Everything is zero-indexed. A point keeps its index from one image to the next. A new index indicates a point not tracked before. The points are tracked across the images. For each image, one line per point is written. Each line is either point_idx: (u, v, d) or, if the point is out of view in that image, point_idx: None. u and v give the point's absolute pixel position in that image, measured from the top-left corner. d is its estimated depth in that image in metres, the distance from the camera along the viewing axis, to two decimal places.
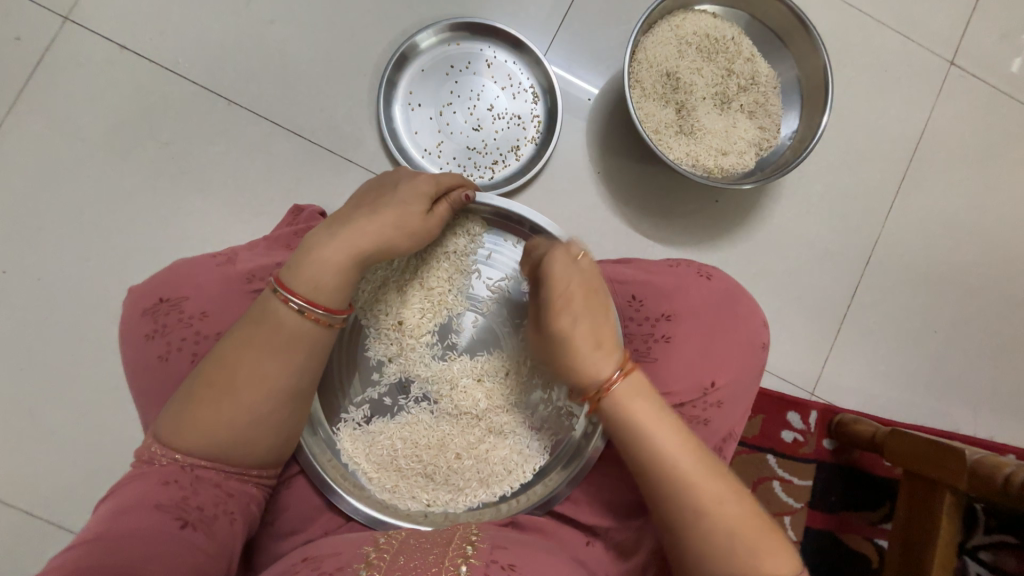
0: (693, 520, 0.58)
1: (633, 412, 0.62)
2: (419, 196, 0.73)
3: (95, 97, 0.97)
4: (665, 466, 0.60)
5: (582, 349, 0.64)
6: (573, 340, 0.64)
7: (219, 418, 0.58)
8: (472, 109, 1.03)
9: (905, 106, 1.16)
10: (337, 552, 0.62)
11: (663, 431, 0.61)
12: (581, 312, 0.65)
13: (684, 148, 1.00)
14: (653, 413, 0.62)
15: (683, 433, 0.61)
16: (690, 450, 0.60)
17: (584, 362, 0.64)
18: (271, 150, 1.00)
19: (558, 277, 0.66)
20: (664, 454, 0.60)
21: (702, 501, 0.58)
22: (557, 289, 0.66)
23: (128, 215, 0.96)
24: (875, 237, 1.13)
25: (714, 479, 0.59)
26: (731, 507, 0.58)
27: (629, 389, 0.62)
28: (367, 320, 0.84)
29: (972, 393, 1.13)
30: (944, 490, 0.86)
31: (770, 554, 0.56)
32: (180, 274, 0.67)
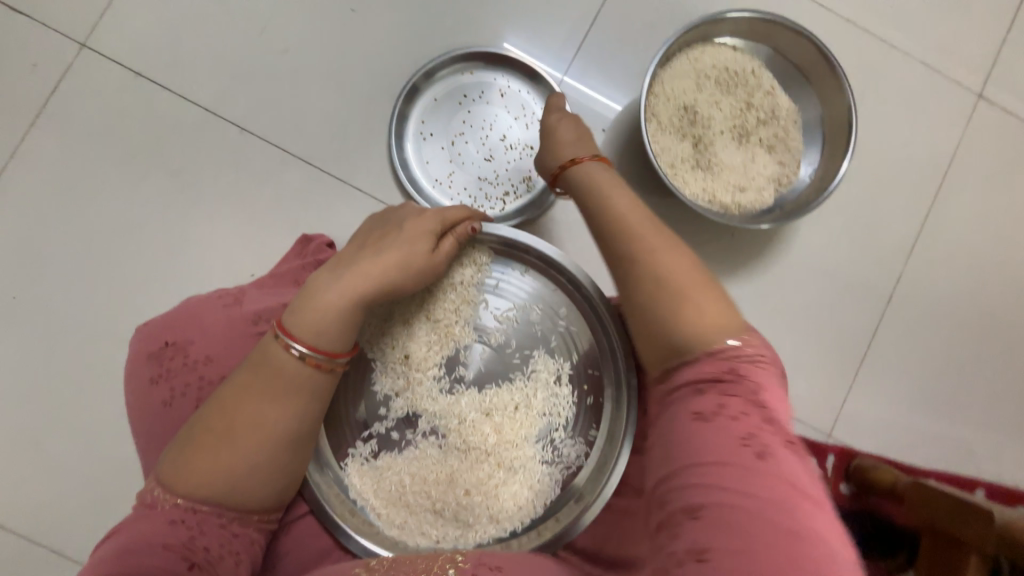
0: (636, 255, 0.55)
1: (594, 181, 0.66)
2: (423, 234, 0.67)
3: (109, 124, 0.98)
4: (614, 213, 0.60)
5: (565, 139, 0.75)
6: (561, 132, 0.77)
7: (218, 465, 0.55)
8: (484, 139, 1.02)
9: (930, 139, 1.13)
10: (333, 570, 0.57)
11: (620, 196, 0.62)
12: (572, 123, 0.78)
13: (700, 183, 0.97)
14: (618, 187, 0.64)
15: (642, 208, 0.61)
16: (646, 216, 0.59)
17: (565, 151, 0.74)
18: (281, 179, 0.99)
19: (553, 120, 0.80)
20: (617, 207, 0.61)
21: (646, 245, 0.56)
22: (553, 122, 0.79)
23: (137, 242, 0.96)
24: (896, 274, 1.10)
25: (663, 241, 0.56)
26: (676, 266, 0.53)
27: (596, 166, 0.70)
28: (374, 352, 0.78)
29: (998, 438, 1.08)
30: (970, 553, 0.80)
31: (716, 322, 0.49)
32: (186, 317, 0.67)
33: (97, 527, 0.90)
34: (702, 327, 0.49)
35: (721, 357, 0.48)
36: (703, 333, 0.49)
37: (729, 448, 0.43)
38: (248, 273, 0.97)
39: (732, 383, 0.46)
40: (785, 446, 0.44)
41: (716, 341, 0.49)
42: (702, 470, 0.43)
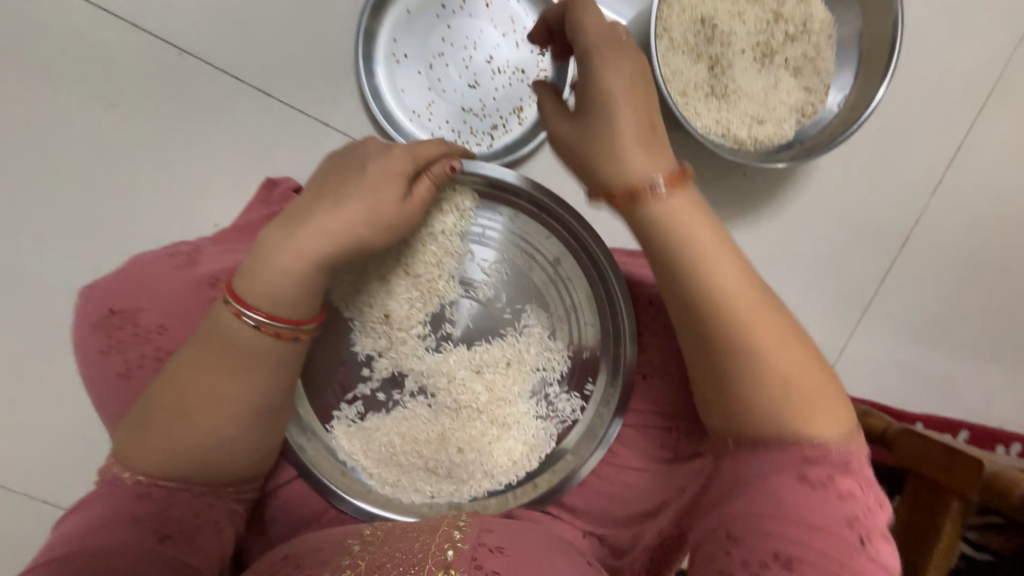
0: (746, 357, 0.51)
1: (685, 227, 0.53)
2: (392, 178, 0.56)
3: (32, 46, 0.85)
4: (712, 285, 0.52)
5: (626, 136, 0.53)
6: (619, 120, 0.53)
7: (181, 443, 0.53)
8: (468, 61, 0.90)
9: (975, 59, 0.99)
10: (317, 548, 0.53)
11: (715, 257, 0.52)
12: (631, 102, 0.53)
13: (713, 115, 0.86)
14: (706, 236, 0.53)
15: (741, 264, 0.53)
16: (751, 288, 0.52)
17: (626, 150, 0.53)
18: (238, 113, 0.90)
19: (607, 92, 0.53)
20: (722, 281, 0.52)
21: (761, 349, 0.51)
22: (603, 100, 0.53)
23: (83, 185, 0.88)
24: (917, 216, 1.01)
25: (774, 328, 0.51)
26: (790, 365, 0.51)
27: (680, 196, 0.53)
28: (350, 312, 0.68)
29: (1010, 390, 1.04)
30: (953, 498, 0.82)
31: (827, 424, 0.50)
32: (134, 279, 0.60)
33: (78, 484, 0.89)
34: (818, 425, 0.50)
35: (827, 458, 0.50)
36: (823, 441, 0.50)
37: (834, 519, 0.47)
38: (211, 222, 0.90)
39: (830, 476, 0.49)
40: (878, 511, 0.50)
41: (830, 449, 0.50)
42: (793, 535, 0.46)
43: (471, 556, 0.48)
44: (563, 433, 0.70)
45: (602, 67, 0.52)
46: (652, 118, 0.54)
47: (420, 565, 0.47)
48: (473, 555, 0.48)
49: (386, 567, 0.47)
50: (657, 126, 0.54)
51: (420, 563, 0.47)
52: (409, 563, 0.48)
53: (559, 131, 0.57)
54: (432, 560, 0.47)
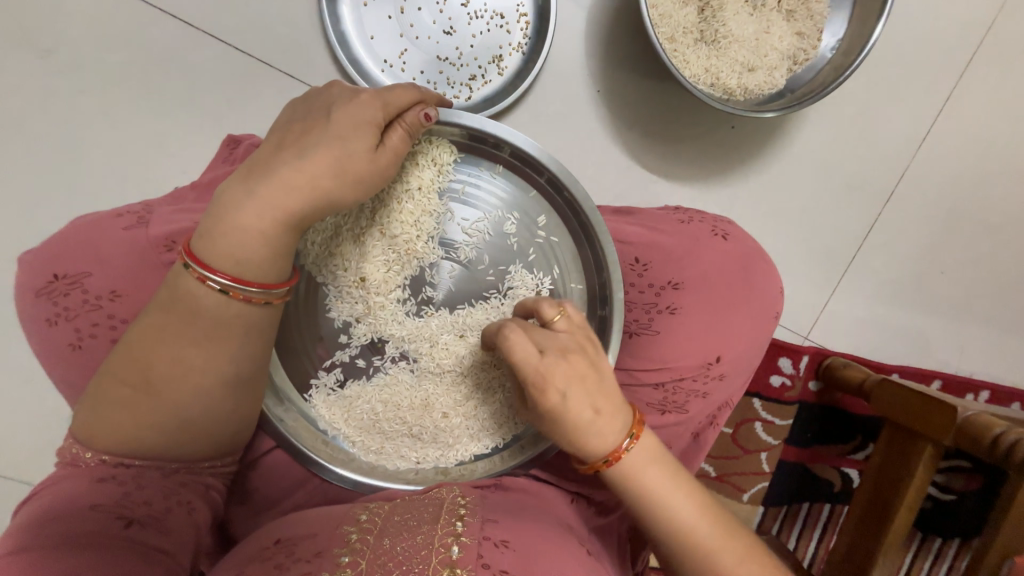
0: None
1: (645, 482, 0.51)
2: (361, 126, 0.52)
3: None
4: (681, 530, 0.50)
5: (582, 424, 0.50)
6: (574, 415, 0.49)
7: (142, 421, 0.50)
8: (442, 4, 0.83)
9: (968, 3, 0.96)
10: (313, 532, 0.52)
11: (676, 499, 0.51)
12: (580, 375, 0.50)
13: (703, 62, 0.82)
14: (666, 486, 0.51)
15: (695, 489, 0.52)
16: (705, 511, 0.51)
17: (586, 438, 0.50)
18: (189, 62, 0.83)
19: (546, 343, 0.50)
20: (683, 521, 0.50)
21: (722, 565, 0.49)
22: (548, 355, 0.49)
23: (23, 146, 0.81)
24: (904, 168, 1.00)
25: (730, 541, 0.50)
26: (751, 572, 0.49)
27: (640, 459, 0.50)
28: (323, 276, 0.64)
29: (987, 342, 1.06)
30: (926, 444, 0.85)
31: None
32: (75, 242, 0.55)
33: (42, 464, 0.84)
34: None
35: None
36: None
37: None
38: (170, 185, 0.84)
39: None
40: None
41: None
42: None
43: (477, 552, 0.49)
44: None
45: (549, 365, 0.49)
46: (596, 356, 0.52)
47: (425, 562, 0.48)
48: (479, 552, 0.50)
49: (388, 567, 0.47)
50: (594, 343, 0.53)
51: (425, 560, 0.48)
52: (414, 562, 0.48)
53: (521, 363, 0.49)
54: (438, 558, 0.48)
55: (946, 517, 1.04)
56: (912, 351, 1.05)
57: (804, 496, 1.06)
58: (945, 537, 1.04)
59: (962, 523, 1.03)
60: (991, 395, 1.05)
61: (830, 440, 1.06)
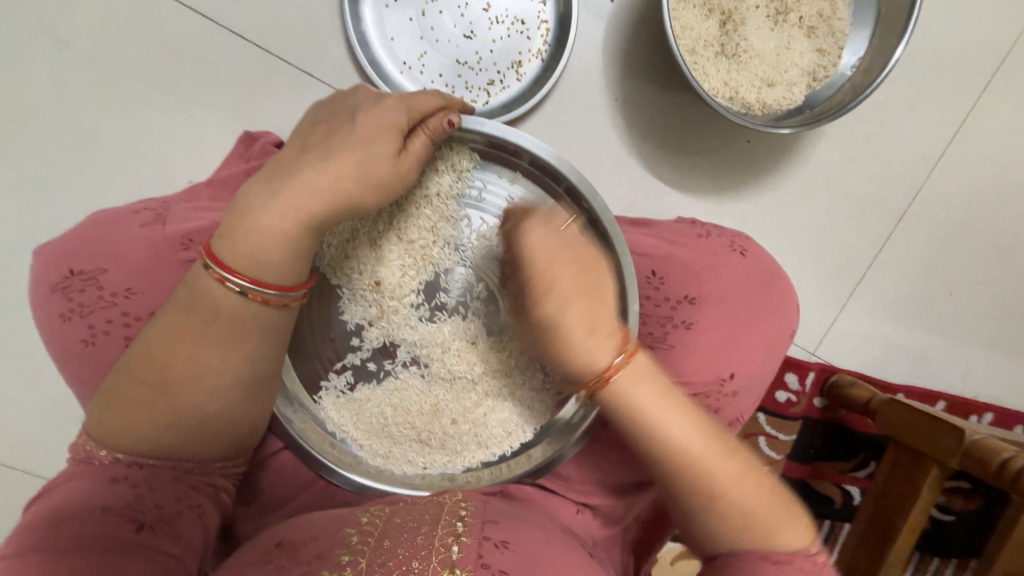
0: (707, 500, 0.53)
1: (642, 407, 0.56)
2: (384, 130, 0.51)
3: None
4: (683, 456, 0.54)
5: (574, 335, 0.59)
6: (570, 326, 0.59)
7: (157, 421, 0.50)
8: (463, 8, 0.83)
9: (987, 26, 0.96)
10: (314, 536, 0.52)
11: (675, 424, 0.55)
12: (581, 294, 0.60)
13: (722, 76, 0.82)
14: (668, 413, 0.55)
15: (693, 415, 0.56)
16: (707, 437, 0.54)
17: (579, 351, 0.59)
18: (207, 57, 0.82)
19: (556, 245, 0.61)
20: (683, 446, 0.54)
21: (718, 486, 0.53)
22: (556, 258, 0.60)
23: (36, 137, 0.80)
24: (917, 188, 0.99)
25: (728, 462, 0.54)
26: (747, 490, 0.52)
27: (632, 376, 0.57)
28: (337, 278, 0.64)
29: (994, 364, 1.05)
30: (931, 465, 0.85)
31: (791, 529, 0.51)
32: (92, 238, 0.55)
33: (45, 455, 0.84)
34: (781, 542, 0.51)
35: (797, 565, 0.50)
36: (787, 551, 0.50)
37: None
38: (185, 181, 0.84)
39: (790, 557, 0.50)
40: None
41: (797, 556, 0.50)
42: None
43: (476, 553, 0.49)
44: (557, 406, 0.69)
45: (551, 266, 0.60)
46: (602, 263, 0.61)
47: (425, 562, 0.47)
48: (479, 552, 0.49)
49: (388, 567, 0.47)
50: (608, 258, 0.62)
51: (425, 560, 0.47)
52: (414, 561, 0.47)
53: (535, 253, 0.60)
54: (438, 558, 0.48)
55: (948, 536, 1.03)
56: (918, 371, 1.05)
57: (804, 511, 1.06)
58: (943, 556, 1.04)
59: (959, 544, 1.03)
60: (996, 417, 1.05)
61: (833, 457, 1.05)
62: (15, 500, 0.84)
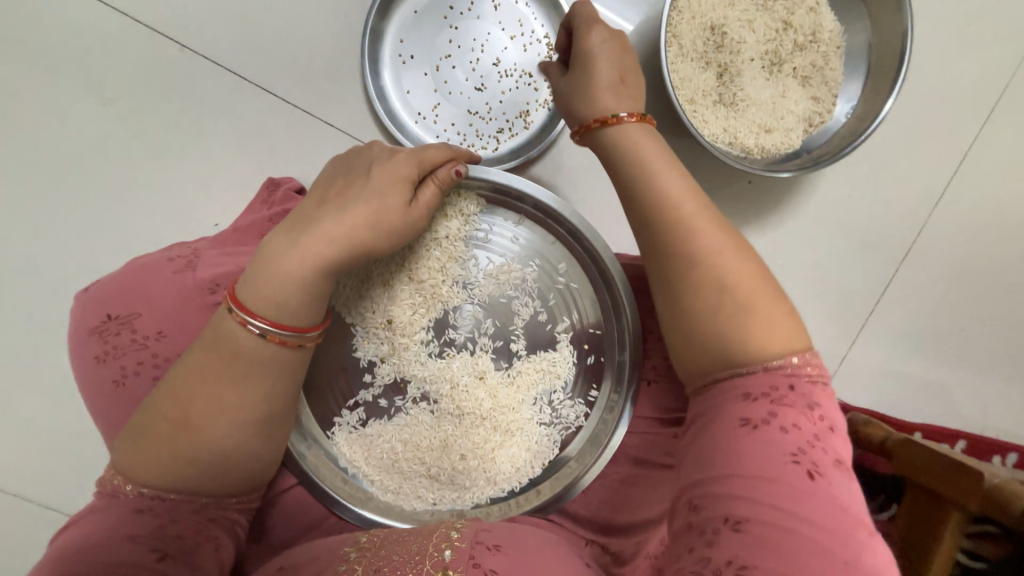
0: (690, 270, 0.49)
1: (643, 159, 0.54)
2: (396, 182, 0.55)
3: (29, 41, 0.85)
4: (666, 200, 0.52)
5: (597, 93, 0.58)
6: (623, 131, 0.56)
7: (177, 455, 0.52)
8: (475, 64, 0.89)
9: (978, 72, 0.99)
10: (315, 556, 0.53)
11: (670, 185, 0.52)
12: (643, 130, 0.56)
13: (721, 123, 0.86)
14: (668, 173, 0.53)
15: (702, 200, 0.52)
16: (706, 214, 0.51)
17: (593, 92, 0.58)
18: (237, 111, 0.89)
19: (620, 99, 0.58)
20: (672, 203, 0.51)
21: (705, 253, 0.49)
22: (631, 119, 0.56)
23: (79, 183, 0.86)
24: (920, 226, 1.01)
25: (728, 250, 0.50)
26: (734, 276, 0.48)
27: (682, 192, 0.52)
28: (352, 317, 0.67)
29: (1014, 402, 1.03)
30: (951, 509, 0.82)
31: (771, 333, 0.46)
32: (130, 284, 0.59)
33: (65, 488, 0.86)
34: (762, 336, 0.46)
35: (779, 414, 0.44)
36: (766, 352, 0.46)
37: (777, 461, 0.42)
38: (211, 224, 0.89)
39: (775, 411, 0.44)
40: (830, 437, 0.44)
41: (781, 376, 0.45)
42: (739, 484, 0.42)
43: (468, 554, 0.49)
44: (565, 441, 0.70)
45: (620, 116, 0.56)
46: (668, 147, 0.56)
47: (419, 567, 0.48)
48: (471, 554, 0.49)
49: (384, 571, 0.48)
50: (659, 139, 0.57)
51: (417, 565, 0.48)
52: (408, 567, 0.48)
53: (599, 103, 0.58)
54: (432, 561, 0.48)
55: None
56: (933, 409, 1.03)
57: None
58: None
59: None
60: None
61: None
62: (33, 532, 0.86)
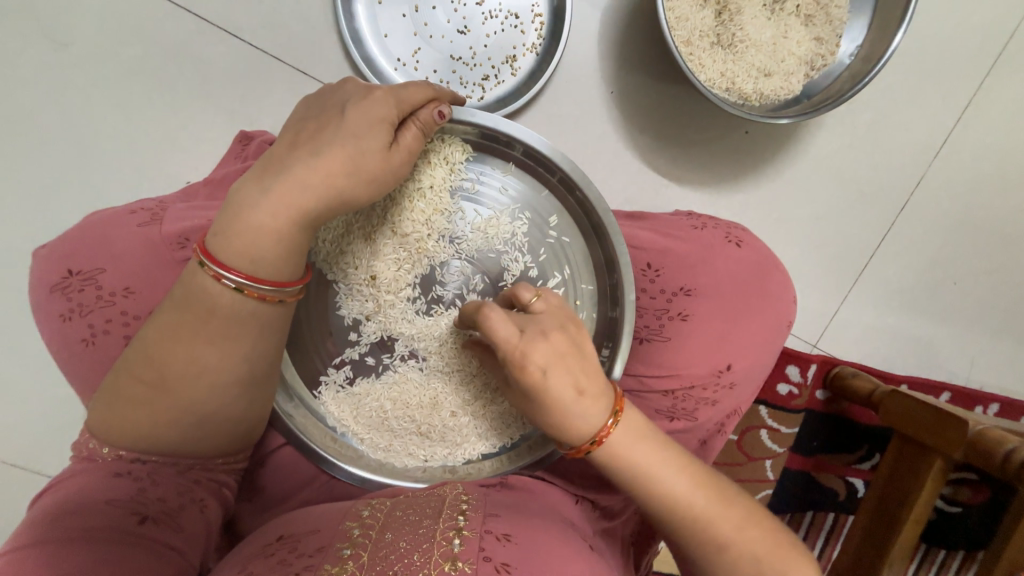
0: (708, 550, 0.50)
1: (636, 458, 0.51)
2: (375, 124, 0.51)
3: None
4: (676, 505, 0.51)
5: (565, 403, 0.49)
6: (557, 393, 0.49)
7: (158, 418, 0.50)
8: (457, 4, 0.82)
9: (989, 10, 0.94)
10: (316, 530, 0.53)
11: (666, 471, 0.51)
12: (562, 355, 0.49)
13: (718, 66, 0.81)
14: (653, 459, 0.51)
15: (688, 465, 0.52)
16: (698, 482, 0.51)
17: (567, 421, 0.50)
18: (202, 57, 0.82)
19: (525, 323, 0.50)
20: (675, 497, 0.50)
21: (718, 533, 0.50)
22: (529, 334, 0.49)
23: (36, 139, 0.81)
24: (918, 177, 0.98)
25: (728, 509, 0.51)
26: (748, 534, 0.50)
27: (624, 440, 0.50)
28: (333, 273, 0.64)
29: (999, 353, 1.04)
30: (935, 457, 0.84)
31: (801, 574, 0.49)
32: (92, 240, 0.56)
33: (51, 455, 0.85)
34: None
35: None
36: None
37: None
38: (183, 180, 0.84)
39: None
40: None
41: None
42: None
43: (478, 545, 0.49)
44: None
45: (530, 344, 0.48)
46: (577, 335, 0.51)
47: (426, 555, 0.48)
48: (481, 545, 0.49)
49: (390, 560, 0.48)
50: (577, 323, 0.52)
51: (426, 553, 0.48)
52: (416, 554, 0.48)
53: (504, 340, 0.49)
54: (440, 550, 0.48)
55: (953, 527, 1.02)
56: (921, 361, 1.04)
57: (808, 504, 1.05)
58: (949, 548, 1.03)
59: (967, 535, 1.02)
60: (1001, 408, 1.04)
61: (837, 450, 1.05)
62: (24, 498, 0.85)
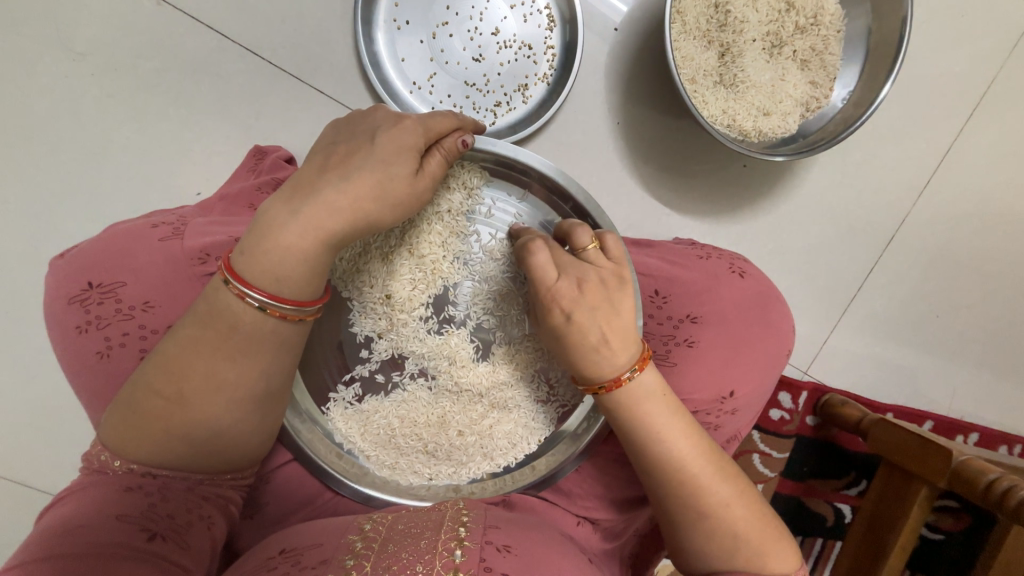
0: (696, 518, 0.55)
1: (648, 418, 0.55)
2: (403, 151, 0.53)
3: None
4: (677, 469, 0.55)
5: (581, 348, 0.55)
6: (577, 338, 0.55)
7: (170, 433, 0.50)
8: (473, 33, 0.86)
9: (968, 63, 1.01)
10: (318, 544, 0.53)
11: (674, 435, 0.55)
12: (591, 305, 0.54)
13: (720, 104, 0.86)
14: (667, 420, 0.55)
15: (697, 435, 0.56)
16: (704, 453, 0.56)
17: (586, 362, 0.55)
18: (220, 72, 0.84)
19: (566, 266, 0.56)
20: (681, 461, 0.55)
21: (711, 504, 0.55)
22: (565, 279, 0.55)
23: (47, 146, 0.81)
24: (902, 216, 1.03)
25: (724, 484, 0.55)
26: (739, 511, 0.55)
27: (642, 394, 0.55)
28: (349, 291, 0.65)
29: (978, 383, 1.09)
30: (922, 484, 0.87)
31: (778, 560, 0.54)
32: (112, 252, 0.57)
33: (42, 467, 0.83)
34: (769, 564, 0.54)
35: None
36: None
37: None
38: (194, 192, 0.85)
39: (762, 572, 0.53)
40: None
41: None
42: None
43: (479, 556, 0.49)
44: (561, 418, 0.70)
45: (562, 286, 0.55)
46: (616, 291, 0.56)
47: (429, 566, 0.47)
48: (482, 556, 0.49)
49: (393, 570, 0.47)
50: (619, 280, 0.57)
51: (428, 564, 0.47)
52: (419, 564, 0.48)
53: (542, 275, 0.56)
54: (441, 561, 0.48)
55: (936, 555, 1.05)
56: (906, 391, 1.08)
57: (797, 527, 1.08)
58: None
59: (950, 562, 1.05)
60: (981, 438, 1.08)
61: (826, 475, 1.07)
62: (9, 510, 0.83)
